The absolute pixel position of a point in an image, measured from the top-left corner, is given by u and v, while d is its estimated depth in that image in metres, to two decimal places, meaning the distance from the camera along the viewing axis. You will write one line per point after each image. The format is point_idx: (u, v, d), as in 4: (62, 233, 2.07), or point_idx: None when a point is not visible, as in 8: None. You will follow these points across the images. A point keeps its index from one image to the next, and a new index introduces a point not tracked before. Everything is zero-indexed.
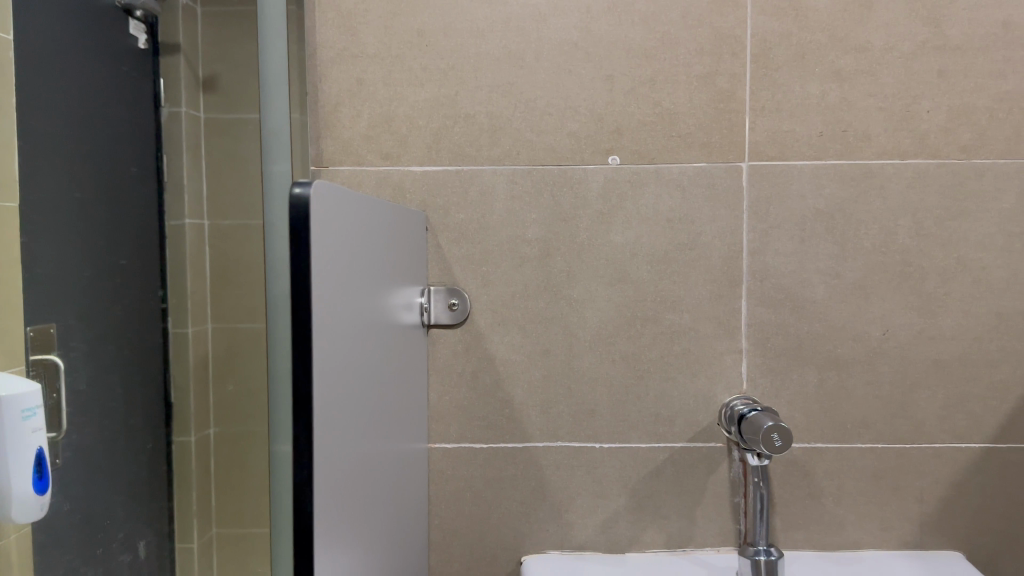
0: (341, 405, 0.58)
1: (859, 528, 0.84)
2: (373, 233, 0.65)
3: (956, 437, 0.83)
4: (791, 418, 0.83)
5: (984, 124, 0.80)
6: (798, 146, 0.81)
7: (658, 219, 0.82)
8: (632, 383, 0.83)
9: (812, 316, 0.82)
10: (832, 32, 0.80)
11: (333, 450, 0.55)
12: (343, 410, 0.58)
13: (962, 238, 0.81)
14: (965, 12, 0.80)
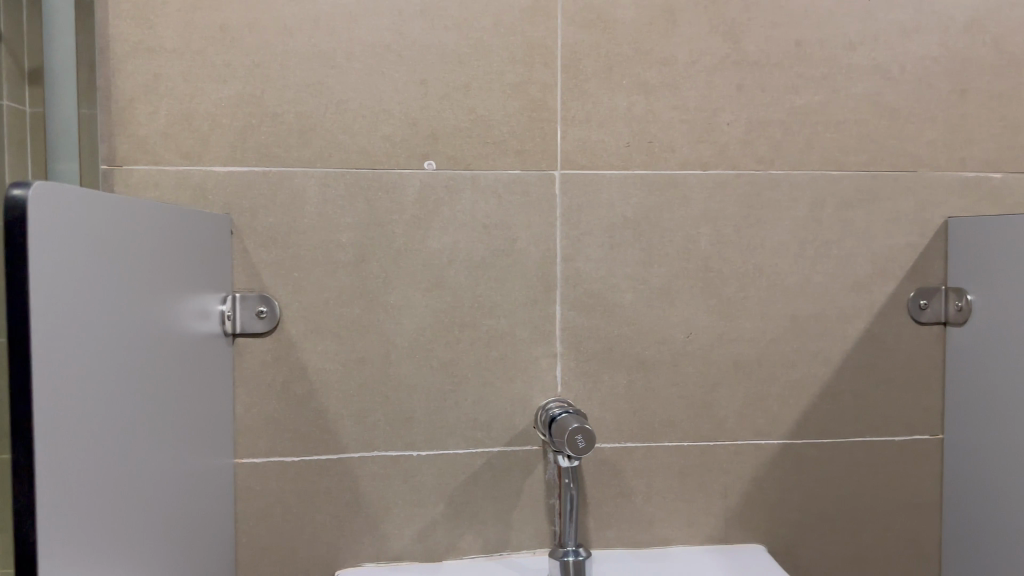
0: (146, 421, 0.58)
1: (667, 525, 0.87)
2: (183, 247, 0.67)
3: (756, 434, 0.87)
4: (602, 420, 0.85)
5: (778, 137, 0.85)
6: (607, 156, 0.83)
7: (474, 225, 0.82)
8: (450, 389, 0.82)
9: (622, 320, 0.85)
10: (639, 45, 0.83)
11: (133, 461, 0.56)
12: (147, 426, 0.59)
13: (759, 246, 0.86)
14: (760, 31, 0.84)
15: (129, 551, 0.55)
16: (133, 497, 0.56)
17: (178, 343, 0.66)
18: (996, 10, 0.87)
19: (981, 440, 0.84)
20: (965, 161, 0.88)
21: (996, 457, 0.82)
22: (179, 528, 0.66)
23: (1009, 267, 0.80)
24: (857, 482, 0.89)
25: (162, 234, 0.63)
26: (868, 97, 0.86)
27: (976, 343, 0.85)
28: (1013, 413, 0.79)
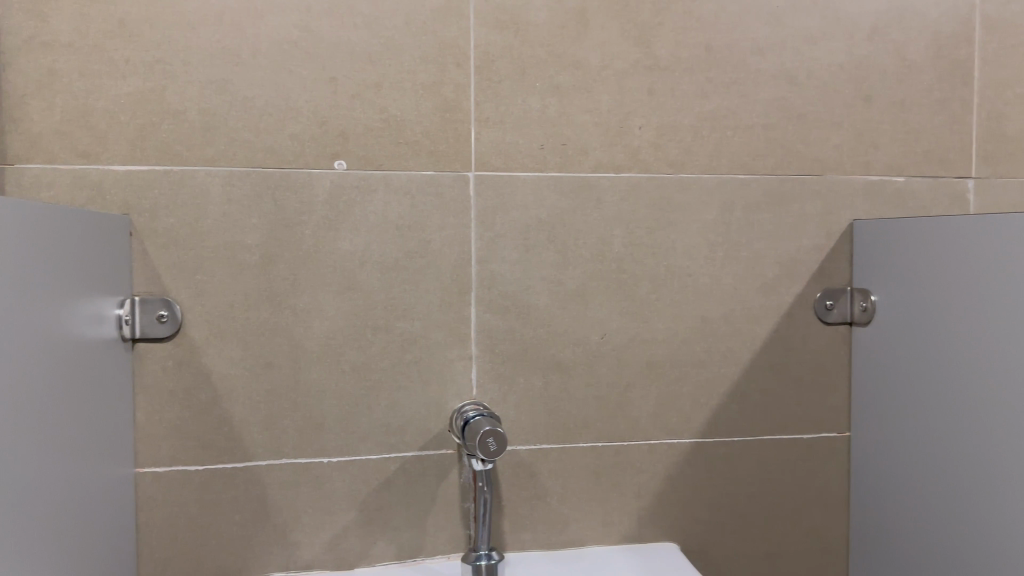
0: (32, 428, 0.55)
1: (581, 525, 0.87)
2: (75, 246, 0.64)
3: (669, 433, 0.88)
4: (517, 422, 0.85)
5: (689, 141, 0.87)
6: (521, 158, 0.83)
7: (387, 226, 0.80)
8: (361, 393, 0.81)
9: (537, 322, 0.85)
10: (552, 48, 0.83)
11: (16, 470, 0.53)
12: (34, 433, 0.56)
13: (671, 248, 0.87)
14: (670, 35, 0.85)
15: (11, 565, 0.52)
16: (17, 508, 0.53)
17: (69, 346, 0.63)
18: (896, 20, 0.90)
19: (890, 440, 0.87)
20: (868, 165, 0.91)
21: (906, 457, 0.84)
22: (72, 543, 0.63)
23: (919, 276, 0.82)
24: (767, 480, 0.91)
25: (51, 232, 0.60)
26: (776, 102, 0.88)
27: (885, 347, 0.87)
28: (925, 420, 0.82)
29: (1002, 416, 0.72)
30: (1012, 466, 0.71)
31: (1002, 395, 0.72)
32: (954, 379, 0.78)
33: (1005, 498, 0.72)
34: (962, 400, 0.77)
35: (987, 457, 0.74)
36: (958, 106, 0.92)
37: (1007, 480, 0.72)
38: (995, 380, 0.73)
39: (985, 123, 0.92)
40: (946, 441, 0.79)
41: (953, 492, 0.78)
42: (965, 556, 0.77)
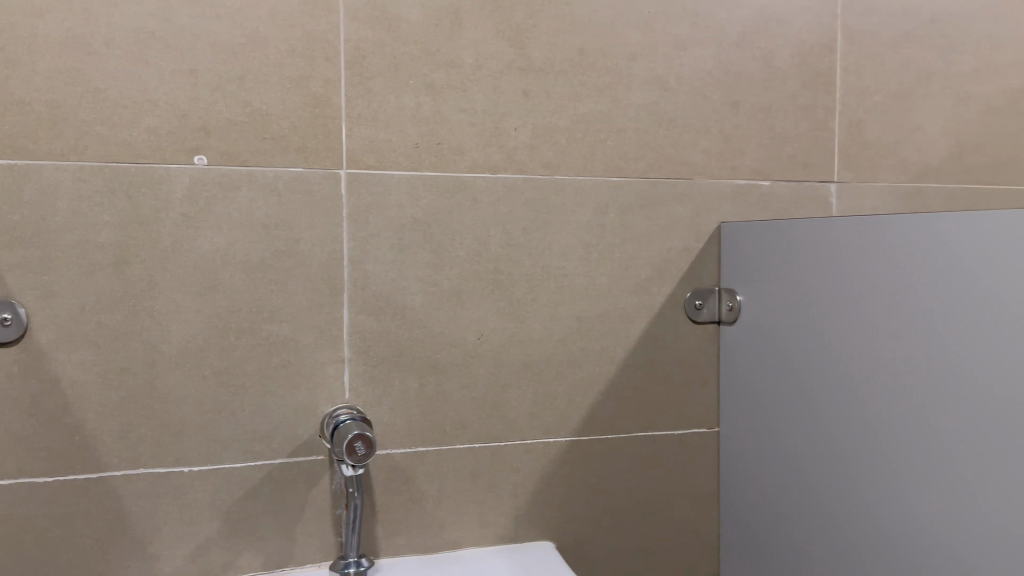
0: None
1: (458, 528, 0.86)
2: None
3: (545, 433, 0.88)
4: (391, 426, 0.83)
5: (564, 142, 0.87)
6: (394, 156, 0.81)
7: (252, 224, 0.77)
8: (225, 399, 0.78)
9: (412, 323, 0.83)
10: (425, 45, 0.81)
11: None
12: None
13: (546, 249, 0.87)
14: (544, 37, 0.85)
15: None
16: None
17: None
18: (763, 28, 0.92)
19: (762, 438, 0.89)
20: (736, 169, 0.93)
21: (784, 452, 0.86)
22: None
23: (801, 277, 0.83)
24: (641, 477, 0.92)
25: None
26: (648, 105, 0.90)
27: (764, 346, 0.88)
28: (806, 419, 0.83)
29: (881, 419, 0.73)
30: (891, 468, 0.72)
31: (882, 398, 0.73)
32: (835, 380, 0.79)
33: (883, 498, 0.73)
34: (841, 401, 0.78)
35: (865, 458, 0.75)
36: (821, 113, 0.96)
37: (885, 481, 0.73)
38: (876, 383, 0.74)
39: (845, 130, 0.97)
40: (825, 441, 0.80)
41: (833, 492, 0.79)
42: (841, 554, 0.78)
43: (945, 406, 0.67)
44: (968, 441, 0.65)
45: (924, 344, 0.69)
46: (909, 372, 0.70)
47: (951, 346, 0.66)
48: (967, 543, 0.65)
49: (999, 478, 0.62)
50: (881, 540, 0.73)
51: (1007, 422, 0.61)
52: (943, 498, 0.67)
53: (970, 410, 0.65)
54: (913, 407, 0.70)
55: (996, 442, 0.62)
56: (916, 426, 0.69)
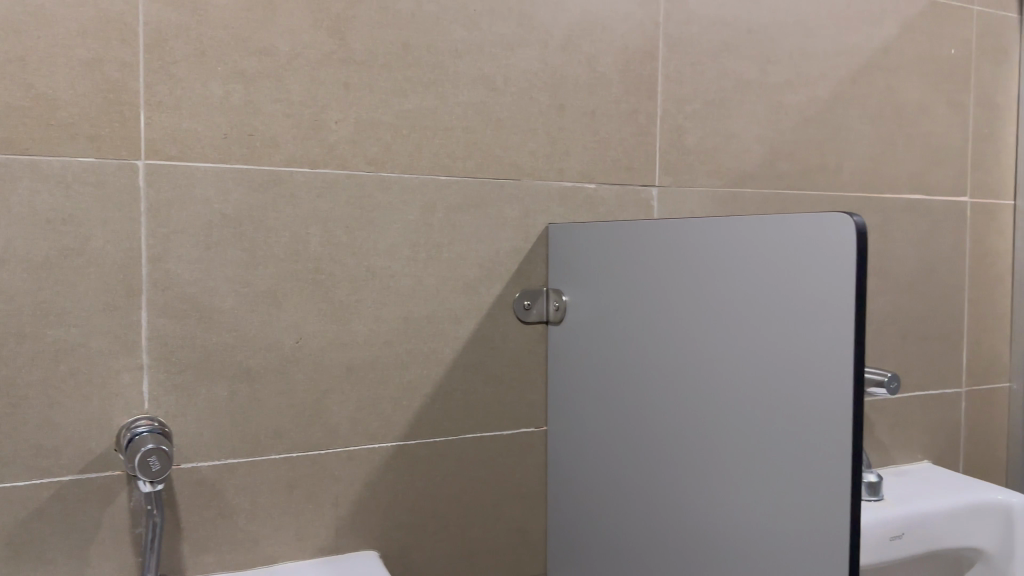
0: None
1: (274, 542, 0.81)
2: None
3: (370, 438, 0.85)
4: (198, 437, 0.77)
5: (389, 138, 0.84)
6: (201, 147, 0.76)
7: (35, 219, 0.70)
8: (4, 412, 0.70)
9: (221, 326, 0.78)
10: (235, 32, 0.77)
11: None
12: None
13: (371, 248, 0.84)
14: (365, 29, 0.82)
15: None
16: None
17: None
18: (587, 31, 0.93)
19: (590, 439, 0.88)
20: (563, 171, 0.93)
21: (615, 453, 0.83)
22: None
23: (625, 275, 0.81)
24: (470, 480, 0.90)
25: None
26: (475, 104, 0.87)
27: (594, 344, 0.86)
28: (631, 420, 0.81)
29: (697, 421, 0.71)
30: (704, 471, 0.71)
31: (696, 400, 0.71)
32: (656, 381, 0.77)
33: (697, 501, 0.72)
34: (667, 398, 0.75)
35: (682, 460, 0.73)
36: (643, 118, 0.97)
37: (701, 483, 0.71)
38: (691, 385, 0.72)
39: (666, 136, 0.99)
40: (651, 442, 0.78)
41: (654, 494, 0.78)
42: (660, 556, 0.77)
43: (751, 409, 0.65)
44: (768, 446, 0.63)
45: (731, 347, 0.67)
46: (720, 375, 0.68)
47: (755, 349, 0.65)
48: (768, 547, 0.64)
49: (793, 483, 0.61)
50: (695, 542, 0.72)
51: (799, 424, 0.60)
52: (747, 499, 0.66)
53: (770, 414, 0.63)
54: (724, 410, 0.68)
55: (793, 447, 0.61)
56: (729, 429, 0.68)
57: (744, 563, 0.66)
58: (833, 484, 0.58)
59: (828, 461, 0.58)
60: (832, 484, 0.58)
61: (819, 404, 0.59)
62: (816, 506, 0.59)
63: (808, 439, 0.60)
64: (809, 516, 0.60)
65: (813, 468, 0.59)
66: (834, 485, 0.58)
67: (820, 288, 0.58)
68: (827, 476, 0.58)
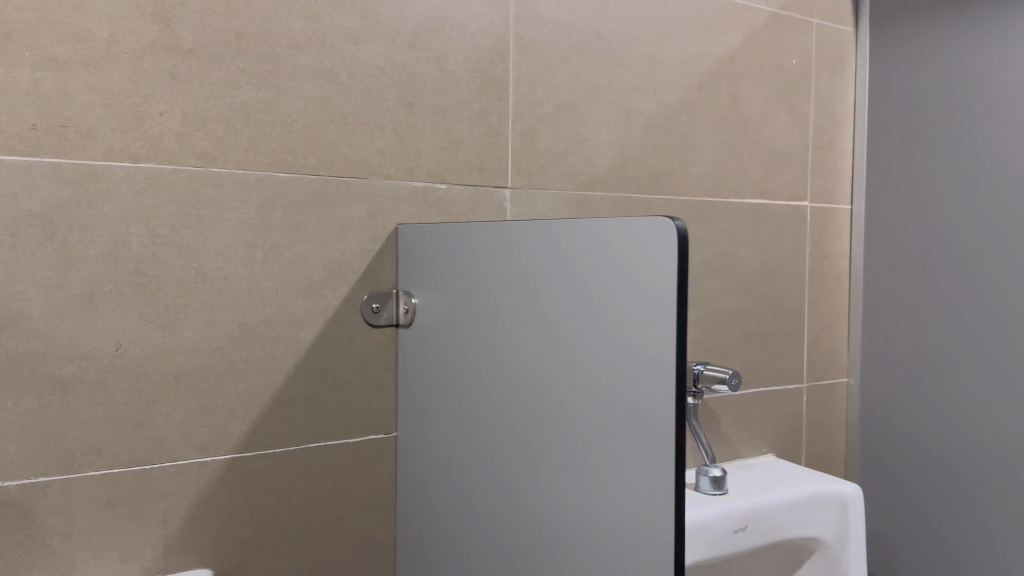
0: None
1: (93, 564, 0.75)
2: None
3: (201, 452, 0.80)
4: (3, 454, 0.71)
5: (221, 132, 0.79)
6: (5, 139, 0.70)
7: None
8: None
9: (28, 334, 0.72)
10: (45, 14, 0.71)
11: None
12: None
13: (200, 248, 0.79)
14: (195, 17, 0.77)
15: None
16: None
17: None
18: (435, 29, 0.91)
19: (433, 446, 0.85)
20: (412, 171, 0.91)
21: (455, 460, 0.82)
22: None
23: (463, 279, 0.79)
24: (313, 490, 0.87)
25: None
26: (316, 99, 0.84)
27: (436, 349, 0.84)
28: (469, 424, 0.79)
29: (532, 425, 0.71)
30: (537, 472, 0.70)
31: (531, 404, 0.71)
32: (492, 384, 0.76)
33: (531, 504, 0.71)
34: (503, 402, 0.74)
35: (518, 464, 0.73)
36: (495, 119, 0.96)
37: (534, 485, 0.71)
38: (527, 388, 0.71)
39: (518, 137, 0.98)
40: (488, 447, 0.77)
41: (490, 499, 0.77)
42: (497, 561, 0.76)
43: (583, 410, 0.65)
44: (598, 448, 0.64)
45: (564, 351, 0.67)
46: (554, 377, 0.68)
47: (587, 352, 0.65)
48: (596, 548, 0.64)
49: (621, 484, 0.62)
50: (528, 545, 0.71)
51: (627, 425, 0.61)
52: (577, 502, 0.66)
53: (600, 417, 0.64)
54: (557, 413, 0.68)
55: (621, 447, 0.62)
56: (561, 433, 0.68)
57: (573, 565, 0.66)
58: (657, 483, 0.59)
59: (652, 460, 0.59)
60: (656, 484, 0.59)
61: (646, 402, 0.60)
62: (642, 504, 0.60)
63: (636, 438, 0.60)
64: (635, 514, 0.60)
65: (641, 467, 0.60)
66: (658, 483, 0.59)
67: (647, 290, 0.59)
68: (653, 473, 0.59)
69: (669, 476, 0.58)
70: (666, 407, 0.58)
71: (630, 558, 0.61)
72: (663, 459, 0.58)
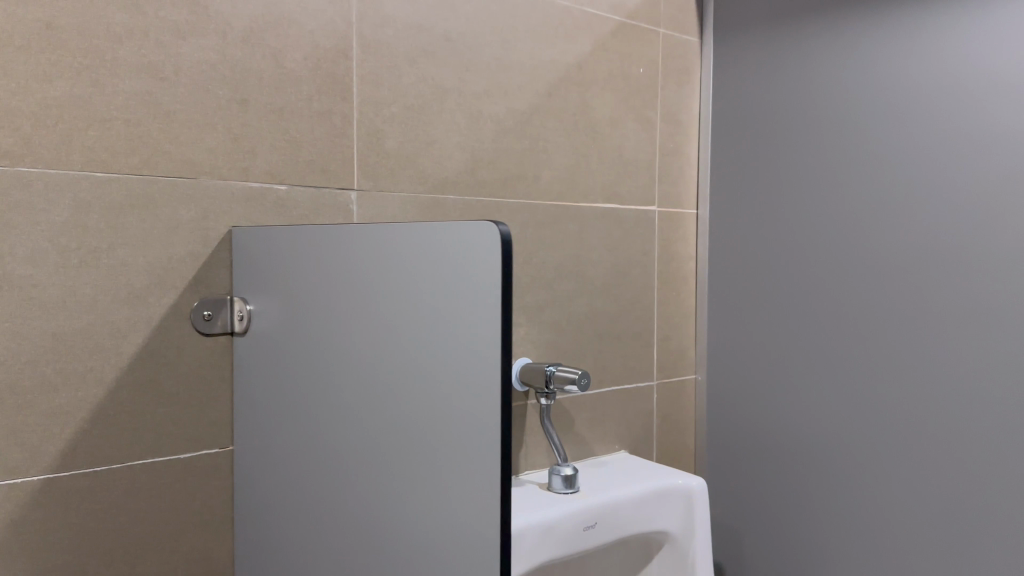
0: None
1: None
2: None
3: (10, 473, 0.75)
4: None
5: (29, 130, 0.74)
6: None
7: None
8: None
9: None
10: None
11: None
12: None
13: (3, 255, 0.73)
14: None
15: None
16: None
17: None
18: (271, 25, 0.88)
19: (272, 455, 0.82)
20: (247, 171, 0.87)
21: (293, 467, 0.79)
22: None
23: (298, 282, 0.77)
24: (141, 509, 0.82)
25: None
26: (138, 94, 0.80)
27: (271, 354, 0.82)
28: (306, 430, 0.77)
29: (363, 426, 0.70)
30: (369, 474, 0.69)
31: (362, 407, 0.70)
32: (327, 387, 0.74)
33: (365, 507, 0.70)
34: (338, 405, 0.73)
35: (350, 467, 0.71)
36: (338, 120, 0.94)
37: (367, 488, 0.70)
38: (358, 390, 0.70)
39: (363, 138, 0.96)
40: (324, 451, 0.75)
41: (327, 505, 0.75)
42: (333, 567, 0.74)
43: (410, 409, 0.66)
44: (425, 447, 0.64)
45: (392, 352, 0.67)
46: (382, 379, 0.68)
47: (415, 352, 0.65)
48: (425, 546, 0.64)
49: (449, 482, 0.62)
50: (362, 548, 0.70)
51: (454, 423, 0.62)
52: (405, 502, 0.66)
53: (427, 417, 0.64)
54: (387, 413, 0.68)
55: (450, 444, 0.62)
56: (390, 434, 0.67)
57: (406, 567, 0.66)
58: (484, 478, 0.60)
59: (480, 454, 0.60)
60: (482, 480, 0.60)
61: (471, 401, 0.61)
62: (471, 499, 0.61)
63: (461, 435, 0.62)
64: (465, 507, 0.61)
65: (470, 463, 0.61)
66: (484, 478, 0.60)
67: (471, 292, 0.61)
68: (479, 469, 0.60)
69: (495, 471, 0.59)
70: (492, 404, 0.59)
71: (461, 555, 0.61)
72: (489, 454, 0.60)
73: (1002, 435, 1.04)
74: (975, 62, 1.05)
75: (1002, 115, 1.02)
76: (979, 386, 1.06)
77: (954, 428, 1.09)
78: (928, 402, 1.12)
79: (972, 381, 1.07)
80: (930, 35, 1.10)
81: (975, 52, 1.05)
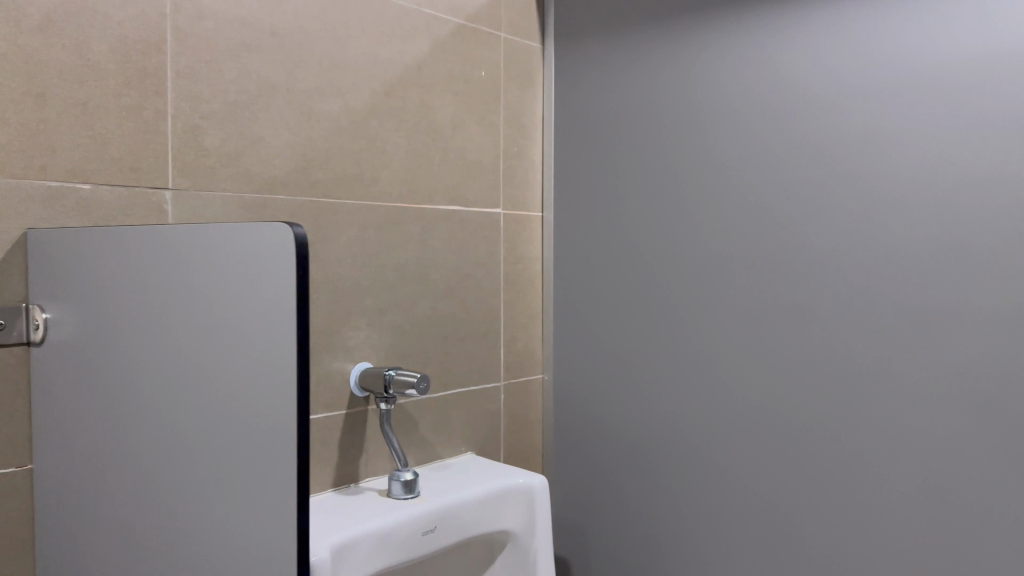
0: None
1: None
2: None
3: None
4: None
5: None
6: None
7: None
8: None
9: None
10: None
11: None
12: None
13: None
14: None
15: None
16: None
17: None
18: (73, 14, 0.83)
19: (75, 469, 0.77)
20: (45, 169, 0.82)
21: (95, 483, 0.74)
22: None
23: (100, 287, 0.72)
24: None
25: None
26: None
27: (72, 362, 0.76)
28: (108, 442, 0.73)
29: (165, 437, 0.67)
30: (172, 487, 0.67)
31: (163, 417, 0.67)
32: (130, 397, 0.70)
33: (171, 519, 0.67)
34: (141, 416, 0.69)
35: (154, 478, 0.68)
36: (150, 116, 0.90)
37: (169, 501, 0.67)
38: (161, 399, 0.67)
39: (179, 135, 0.92)
40: (127, 464, 0.71)
41: (130, 520, 0.71)
42: None
43: (210, 418, 0.63)
44: (224, 455, 0.62)
45: (191, 359, 0.64)
46: (183, 387, 0.65)
47: (212, 356, 0.63)
48: (225, 557, 0.62)
49: (247, 491, 0.61)
50: (169, 563, 0.67)
51: (251, 431, 0.60)
52: (207, 512, 0.64)
53: (225, 425, 0.62)
54: (188, 422, 0.65)
55: (248, 448, 0.60)
56: (192, 443, 0.65)
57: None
58: (281, 487, 0.59)
59: (277, 462, 0.59)
60: (279, 488, 0.59)
61: (267, 408, 0.59)
62: (268, 508, 0.59)
63: (259, 442, 0.60)
64: (263, 516, 0.60)
65: (268, 470, 0.59)
66: (281, 486, 0.58)
67: (266, 296, 0.59)
68: (275, 477, 0.59)
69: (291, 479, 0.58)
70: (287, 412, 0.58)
71: (258, 562, 0.60)
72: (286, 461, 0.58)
73: (826, 433, 1.08)
74: (853, 68, 1.04)
75: (829, 122, 1.06)
76: (861, 398, 1.04)
77: (818, 437, 1.09)
78: (789, 411, 1.12)
79: (804, 384, 1.10)
80: (842, 32, 1.04)
81: (838, 59, 1.05)
